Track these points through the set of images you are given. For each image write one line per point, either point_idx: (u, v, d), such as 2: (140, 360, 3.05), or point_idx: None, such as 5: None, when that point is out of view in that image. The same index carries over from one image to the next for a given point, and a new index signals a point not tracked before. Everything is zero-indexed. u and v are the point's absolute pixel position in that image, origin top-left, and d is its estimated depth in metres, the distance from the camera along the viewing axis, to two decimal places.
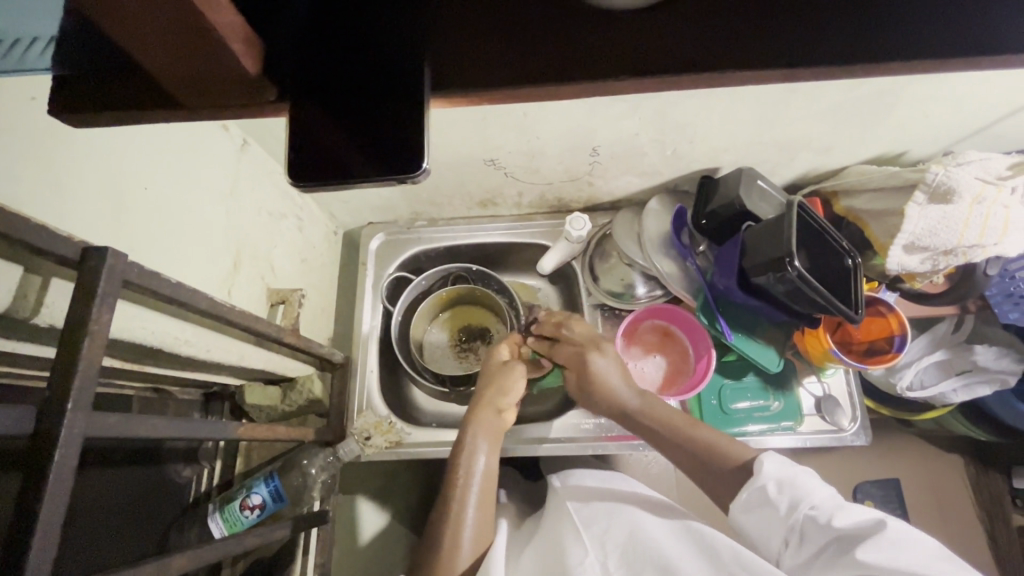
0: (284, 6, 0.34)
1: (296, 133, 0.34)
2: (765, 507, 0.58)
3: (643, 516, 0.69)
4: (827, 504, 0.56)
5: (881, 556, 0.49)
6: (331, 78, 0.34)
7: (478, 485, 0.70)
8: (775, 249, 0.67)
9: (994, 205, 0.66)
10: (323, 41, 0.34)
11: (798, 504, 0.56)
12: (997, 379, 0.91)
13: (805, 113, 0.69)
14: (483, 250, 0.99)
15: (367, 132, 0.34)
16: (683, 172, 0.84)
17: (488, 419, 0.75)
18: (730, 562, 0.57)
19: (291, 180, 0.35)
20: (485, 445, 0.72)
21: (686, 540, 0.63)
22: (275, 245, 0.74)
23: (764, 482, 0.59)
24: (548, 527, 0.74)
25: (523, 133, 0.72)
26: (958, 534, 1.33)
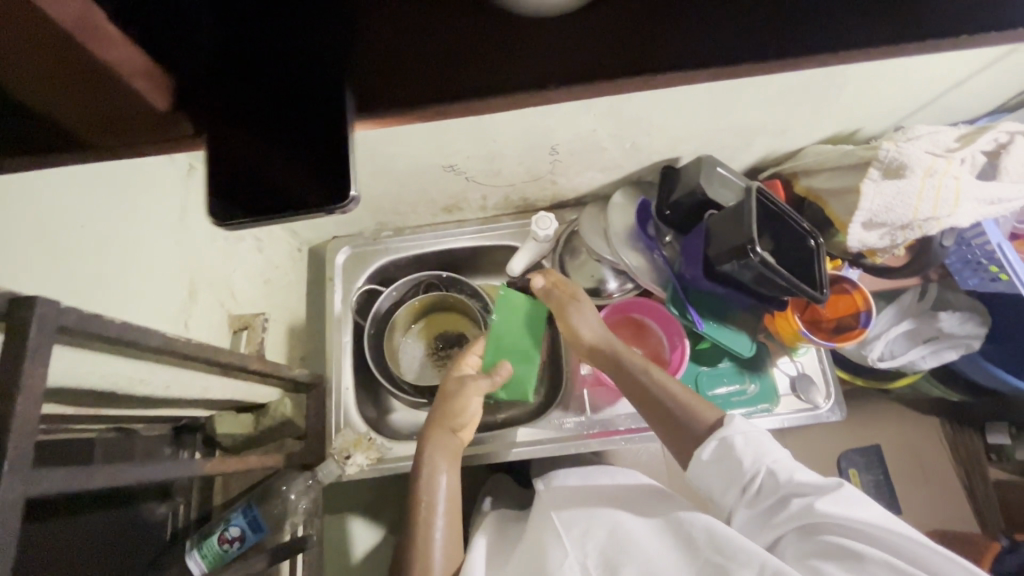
0: (197, 35, 0.33)
1: (229, 170, 0.34)
2: (725, 459, 0.61)
3: (623, 516, 0.69)
4: (786, 461, 0.59)
5: (835, 507, 0.53)
6: (254, 109, 0.33)
7: (441, 508, 0.72)
8: (736, 237, 0.67)
9: (945, 176, 0.67)
10: (246, 69, 0.33)
11: (761, 459, 0.59)
12: (962, 343, 0.94)
13: (758, 98, 0.69)
14: (452, 255, 0.98)
15: (302, 159, 0.33)
16: (644, 164, 0.84)
17: (447, 442, 0.76)
18: (705, 547, 0.58)
19: (213, 220, 0.34)
20: (444, 467, 0.73)
21: (662, 531, 0.64)
22: (234, 270, 0.72)
23: (730, 436, 0.61)
24: (531, 530, 0.74)
25: (480, 137, 0.71)
26: (941, 493, 1.41)
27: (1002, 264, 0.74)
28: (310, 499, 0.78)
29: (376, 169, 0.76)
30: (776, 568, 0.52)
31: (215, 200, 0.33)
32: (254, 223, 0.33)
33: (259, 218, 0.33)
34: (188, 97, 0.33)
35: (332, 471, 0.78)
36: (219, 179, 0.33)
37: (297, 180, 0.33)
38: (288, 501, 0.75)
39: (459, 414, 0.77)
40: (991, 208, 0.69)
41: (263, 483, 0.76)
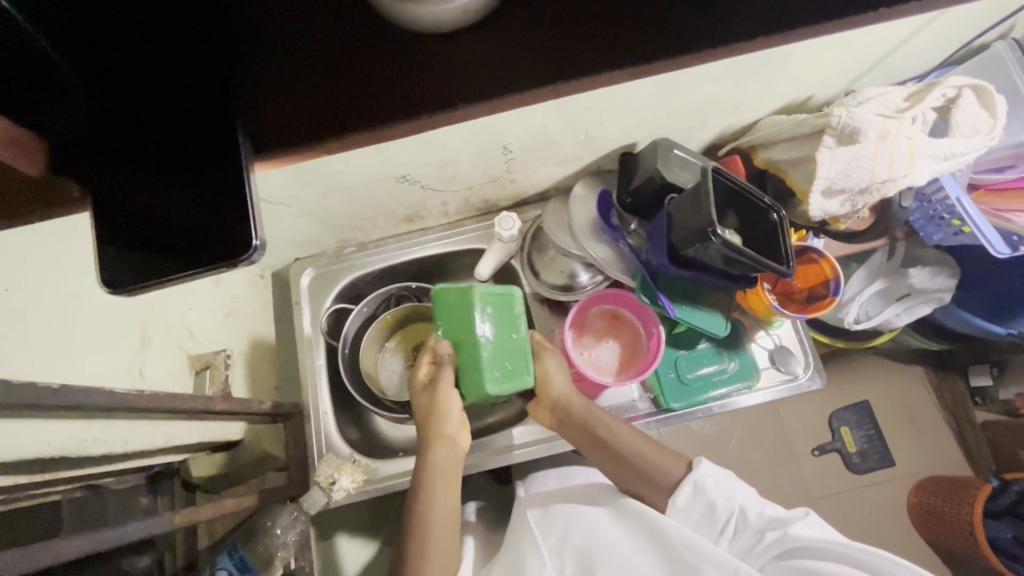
0: (67, 98, 0.40)
1: (127, 206, 0.42)
2: (700, 502, 0.67)
3: (599, 518, 0.72)
4: (754, 498, 0.65)
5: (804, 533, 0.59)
6: (139, 163, 0.42)
7: (437, 531, 0.72)
8: (696, 220, 0.66)
9: (898, 138, 0.66)
10: (139, 123, 0.42)
11: (733, 498, 0.65)
12: (933, 297, 0.96)
13: (705, 77, 0.69)
14: (420, 264, 0.97)
15: (199, 193, 0.41)
16: (601, 153, 0.83)
17: (437, 456, 0.75)
18: (680, 548, 0.62)
19: (109, 291, 0.41)
20: (440, 490, 0.74)
21: (636, 534, 0.67)
22: (191, 308, 0.70)
23: (700, 478, 0.68)
24: (512, 535, 0.78)
25: (429, 145, 0.69)
26: (927, 439, 1.53)
27: (963, 218, 0.74)
28: (298, 533, 0.77)
29: (328, 188, 0.74)
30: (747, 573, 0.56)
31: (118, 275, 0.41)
32: (177, 278, 0.40)
33: (168, 280, 0.41)
34: (57, 150, 0.40)
35: (317, 499, 0.76)
36: (112, 222, 0.41)
37: (201, 222, 0.41)
38: (274, 536, 0.74)
39: (440, 424, 0.75)
40: (945, 164, 0.68)
41: (249, 521, 0.75)
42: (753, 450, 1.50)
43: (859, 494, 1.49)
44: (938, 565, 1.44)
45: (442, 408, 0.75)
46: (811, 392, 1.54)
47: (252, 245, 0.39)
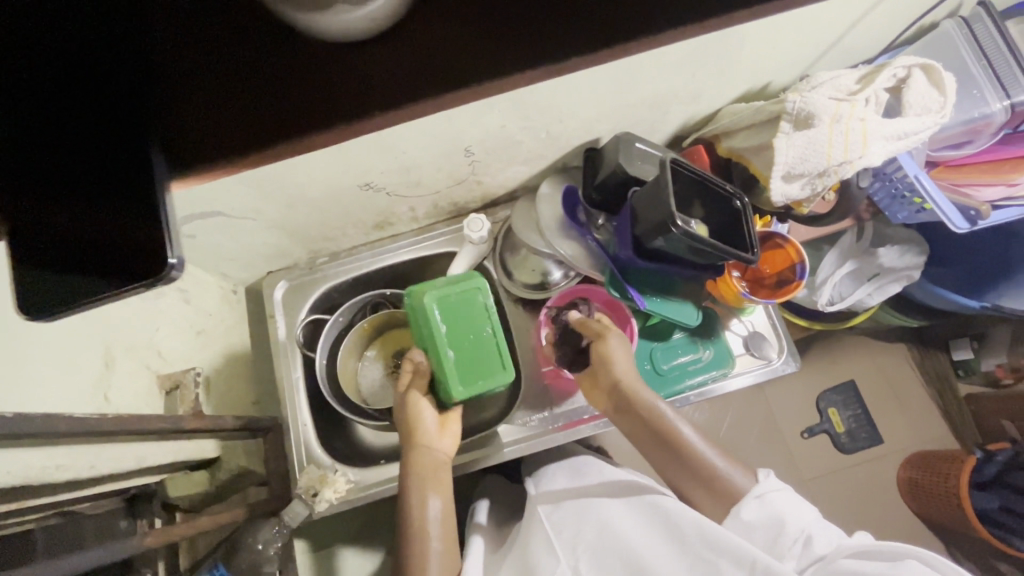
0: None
1: (45, 226, 0.43)
2: (766, 516, 0.65)
3: (611, 511, 0.74)
4: (816, 523, 0.64)
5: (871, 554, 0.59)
6: (43, 179, 0.43)
7: (434, 533, 0.73)
8: (657, 212, 0.67)
9: (851, 120, 0.67)
10: (66, 142, 0.43)
11: (800, 522, 0.64)
12: (903, 275, 0.97)
13: (660, 69, 0.69)
14: (394, 270, 0.97)
15: (106, 210, 0.43)
16: (565, 150, 0.83)
17: (420, 461, 0.75)
18: (696, 539, 0.65)
19: (23, 314, 0.43)
20: (431, 492, 0.74)
21: (658, 528, 0.69)
22: (157, 327, 0.69)
23: (765, 493, 0.67)
24: (522, 532, 0.79)
25: (388, 151, 0.69)
26: (914, 413, 1.54)
27: (923, 196, 0.74)
28: (281, 546, 0.76)
29: (291, 200, 0.74)
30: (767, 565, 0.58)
31: (35, 298, 0.43)
32: (98, 300, 0.42)
33: (86, 301, 0.43)
34: None
35: (299, 512, 0.76)
36: (37, 239, 0.43)
37: (117, 239, 0.43)
38: (256, 551, 0.74)
39: (418, 429, 0.77)
40: (900, 143, 0.68)
41: (231, 537, 0.76)
42: (742, 436, 1.52)
43: (849, 473, 1.50)
44: (931, 538, 1.46)
45: (415, 417, 0.78)
46: (796, 374, 1.55)
47: (167, 263, 0.41)
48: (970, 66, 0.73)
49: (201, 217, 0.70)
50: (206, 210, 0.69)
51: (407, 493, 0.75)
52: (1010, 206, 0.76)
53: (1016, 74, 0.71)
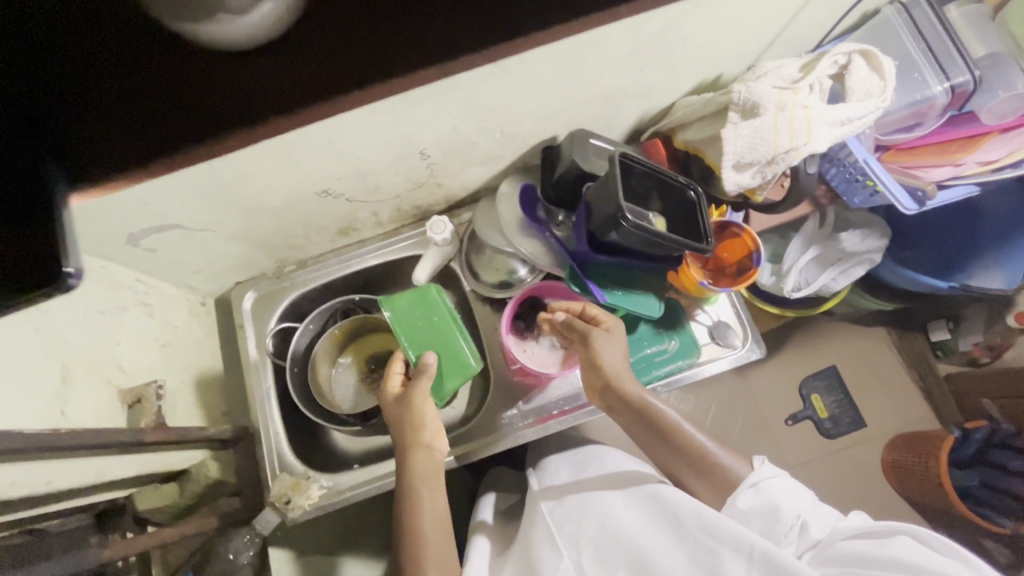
0: None
1: None
2: (760, 503, 0.66)
3: (612, 506, 0.74)
4: (811, 508, 0.64)
5: (868, 538, 0.58)
6: None
7: (430, 530, 0.73)
8: (608, 206, 0.68)
9: (795, 108, 0.68)
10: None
11: (795, 507, 0.64)
12: (865, 259, 0.98)
13: (606, 65, 0.70)
14: (364, 275, 0.97)
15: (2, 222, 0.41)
16: (524, 148, 0.84)
17: (418, 465, 0.76)
18: (694, 527, 0.64)
19: None
20: (428, 493, 0.74)
21: (659, 518, 0.69)
22: (117, 342, 0.70)
23: (759, 481, 0.68)
24: (526, 529, 0.80)
25: (342, 157, 0.69)
26: (896, 395, 1.56)
27: (873, 179, 0.75)
28: (254, 555, 0.77)
29: (248, 209, 0.74)
30: (762, 547, 0.57)
31: None
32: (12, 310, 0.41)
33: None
34: None
35: (270, 520, 0.77)
36: None
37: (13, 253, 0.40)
38: (229, 560, 0.74)
39: (419, 432, 0.77)
40: (846, 128, 0.69)
41: (204, 545, 0.76)
42: (726, 425, 1.53)
43: (835, 458, 1.52)
44: (918, 519, 1.47)
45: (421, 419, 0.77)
46: (777, 362, 1.57)
47: (63, 272, 0.39)
48: (912, 51, 0.74)
49: (158, 230, 0.71)
50: (163, 222, 0.69)
51: (407, 507, 0.74)
52: (958, 185, 0.76)
53: (956, 61, 0.72)
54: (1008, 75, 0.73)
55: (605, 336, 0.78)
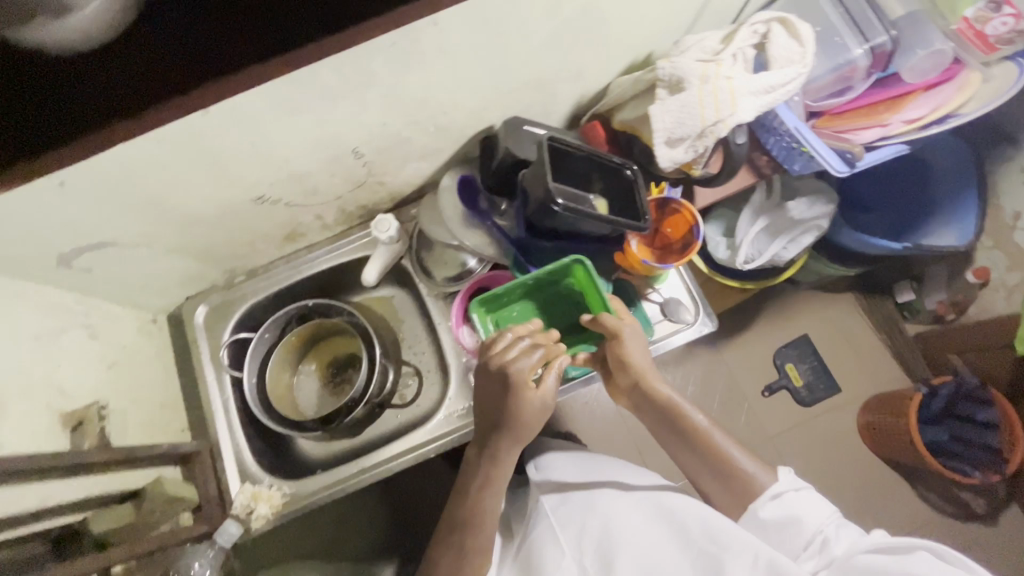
0: None
1: None
2: (781, 514, 0.66)
3: (615, 506, 0.75)
4: (832, 521, 0.65)
5: (891, 557, 0.58)
6: None
7: (483, 528, 0.71)
8: (540, 191, 0.69)
9: (718, 80, 0.69)
10: None
11: (818, 523, 0.64)
12: (813, 226, 1.00)
13: (529, 50, 0.70)
14: (317, 280, 0.97)
15: None
16: (462, 141, 0.84)
17: (498, 460, 0.71)
18: (699, 539, 0.67)
19: None
20: (494, 490, 0.71)
21: (664, 526, 0.71)
22: (57, 366, 0.69)
23: (779, 492, 0.68)
24: (529, 524, 0.81)
25: (269, 161, 0.69)
26: (873, 359, 1.56)
27: (804, 144, 0.75)
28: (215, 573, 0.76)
29: (182, 222, 0.73)
30: (769, 559, 0.61)
31: None
32: None
33: None
34: None
35: (232, 532, 0.78)
36: None
37: None
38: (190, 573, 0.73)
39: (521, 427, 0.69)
40: (770, 96, 0.70)
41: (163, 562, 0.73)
42: (703, 401, 1.54)
43: (813, 425, 1.53)
44: (897, 478, 1.49)
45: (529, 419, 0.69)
46: (749, 335, 1.58)
47: None
48: (832, 16, 0.76)
49: (90, 248, 0.70)
50: (93, 241, 0.68)
51: (483, 487, 0.71)
52: (887, 145, 0.76)
53: (873, 24, 0.74)
54: (924, 33, 0.74)
55: (633, 330, 0.76)
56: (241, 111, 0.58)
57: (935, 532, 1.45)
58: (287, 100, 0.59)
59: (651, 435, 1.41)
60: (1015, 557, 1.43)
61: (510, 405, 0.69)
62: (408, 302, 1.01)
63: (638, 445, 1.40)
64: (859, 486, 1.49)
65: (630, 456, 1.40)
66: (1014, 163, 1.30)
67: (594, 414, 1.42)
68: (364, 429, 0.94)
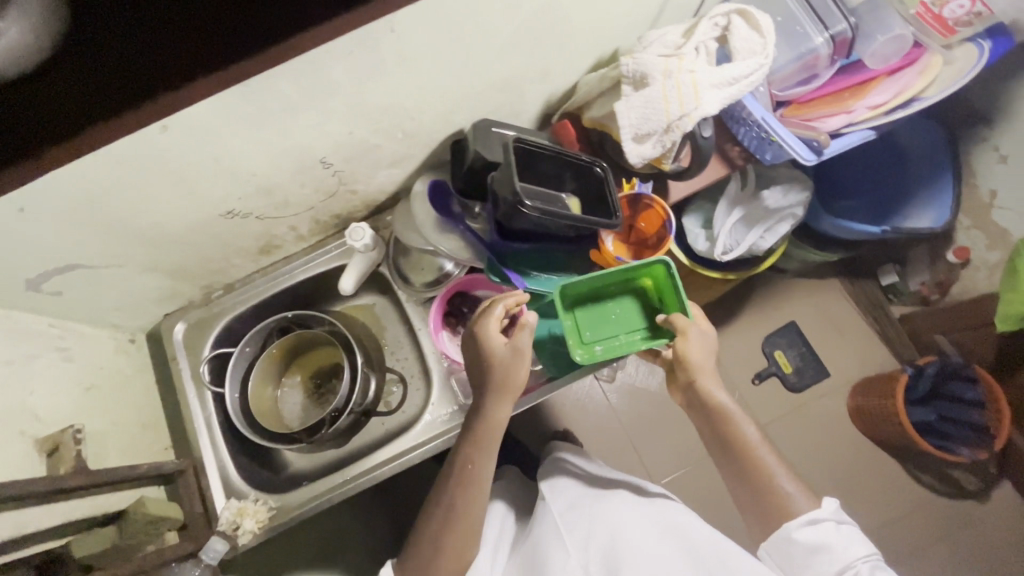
0: None
1: None
2: (816, 541, 0.63)
3: (625, 514, 0.74)
4: (869, 560, 0.62)
5: None
6: None
7: (465, 496, 0.71)
8: (509, 192, 0.69)
9: (681, 74, 0.69)
10: None
11: (853, 559, 0.61)
12: (788, 215, 1.01)
13: (491, 52, 0.69)
14: (296, 291, 0.96)
15: None
16: (432, 145, 0.84)
17: (479, 420, 0.71)
18: (711, 562, 0.65)
19: None
20: (476, 453, 0.71)
21: (673, 542, 0.70)
22: (31, 391, 0.68)
23: (819, 519, 0.65)
24: (535, 526, 0.80)
25: (235, 175, 0.68)
26: (859, 343, 1.57)
27: (772, 134, 0.75)
28: None
29: (152, 240, 0.73)
30: None
31: None
32: None
33: None
34: None
35: (219, 549, 0.78)
36: None
37: None
38: None
39: (498, 382, 0.70)
40: (733, 89, 0.70)
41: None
42: None
43: (807, 411, 1.53)
44: (890, 460, 1.50)
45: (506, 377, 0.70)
46: (737, 324, 1.58)
47: None
48: (792, 7, 0.77)
49: (57, 271, 0.69)
50: (60, 263, 0.68)
51: (472, 445, 0.71)
52: (853, 131, 0.76)
53: (833, 12, 0.75)
54: (884, 18, 0.76)
55: (701, 332, 0.73)
56: (201, 125, 0.57)
57: (929, 512, 1.46)
58: (246, 112, 0.59)
59: (643, 429, 1.41)
60: (1007, 533, 1.44)
61: (492, 363, 0.71)
62: (390, 309, 1.00)
63: (631, 439, 1.41)
64: (853, 470, 1.49)
65: (623, 451, 1.40)
66: (989, 142, 1.31)
67: (585, 411, 1.42)
68: (351, 439, 0.94)
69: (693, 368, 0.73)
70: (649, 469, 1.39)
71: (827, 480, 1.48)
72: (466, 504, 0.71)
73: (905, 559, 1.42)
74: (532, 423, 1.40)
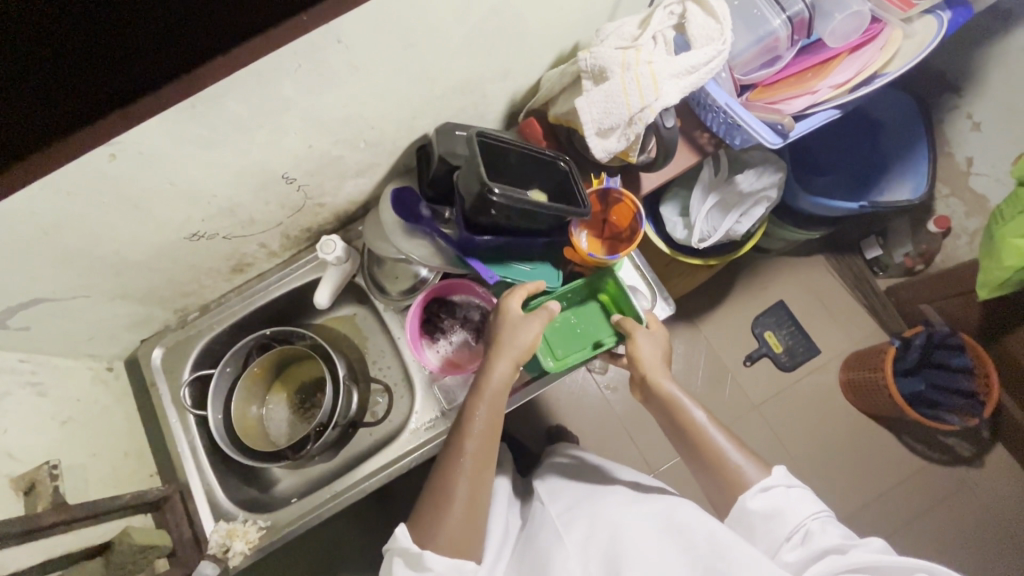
0: None
1: None
2: (768, 506, 0.64)
3: (623, 515, 0.73)
4: (819, 519, 0.62)
5: (868, 553, 0.56)
6: None
7: (472, 450, 0.67)
8: (475, 184, 0.68)
9: (639, 66, 0.68)
10: None
11: (803, 519, 0.62)
12: (762, 198, 1.01)
13: (445, 55, 0.68)
14: (273, 307, 0.96)
15: None
16: (396, 152, 0.83)
17: (486, 379, 0.70)
18: (704, 551, 0.63)
19: None
20: (482, 406, 0.69)
21: (670, 538, 0.67)
22: (3, 431, 0.67)
23: (771, 485, 0.66)
24: (534, 529, 0.80)
25: (194, 198, 0.67)
26: (848, 318, 1.57)
27: (737, 121, 0.74)
28: None
29: (116, 268, 0.72)
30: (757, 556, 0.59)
31: None
32: None
33: None
34: None
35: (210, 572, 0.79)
36: None
37: None
38: None
39: (506, 343, 0.71)
40: (691, 78, 0.69)
41: None
42: (688, 377, 1.52)
43: (799, 388, 1.53)
44: (884, 432, 1.50)
45: (514, 341, 0.71)
46: (724, 307, 1.58)
47: None
48: None
49: (21, 308, 0.67)
50: (22, 299, 0.66)
51: (475, 395, 0.70)
52: (817, 112, 0.76)
53: None
54: None
55: (648, 334, 0.77)
56: (151, 151, 0.56)
57: (925, 481, 1.47)
58: (196, 134, 0.58)
59: (636, 417, 1.41)
60: (1003, 498, 1.45)
61: (502, 325, 0.73)
62: (369, 319, 1.00)
63: (625, 429, 1.41)
64: (848, 445, 1.50)
65: (618, 442, 1.40)
66: (962, 110, 1.30)
67: (577, 404, 1.42)
68: (339, 451, 0.94)
69: (644, 367, 0.76)
70: (645, 458, 1.39)
71: (822, 455, 1.48)
72: (477, 464, 0.67)
73: (904, 528, 1.43)
74: (525, 420, 1.40)
